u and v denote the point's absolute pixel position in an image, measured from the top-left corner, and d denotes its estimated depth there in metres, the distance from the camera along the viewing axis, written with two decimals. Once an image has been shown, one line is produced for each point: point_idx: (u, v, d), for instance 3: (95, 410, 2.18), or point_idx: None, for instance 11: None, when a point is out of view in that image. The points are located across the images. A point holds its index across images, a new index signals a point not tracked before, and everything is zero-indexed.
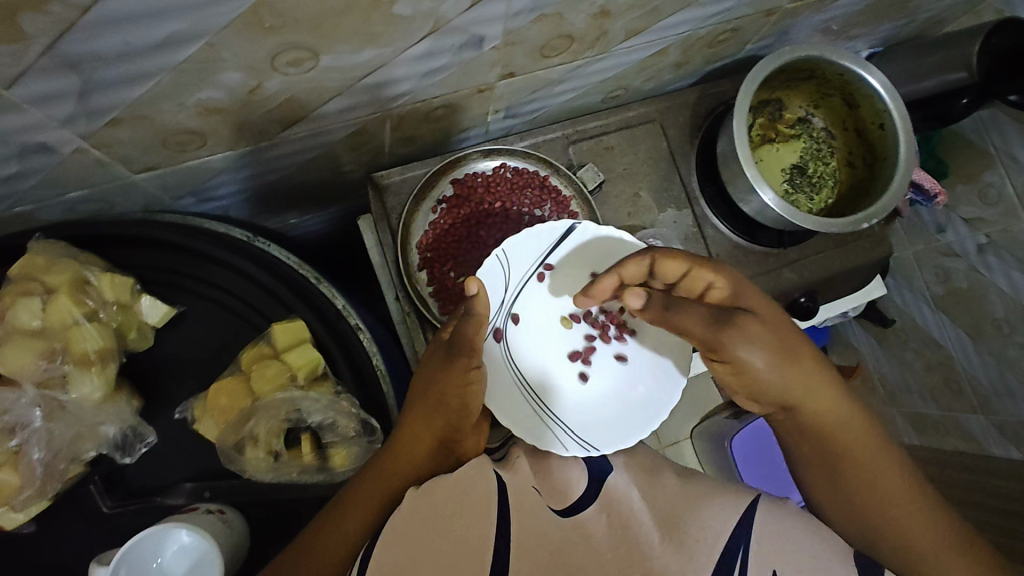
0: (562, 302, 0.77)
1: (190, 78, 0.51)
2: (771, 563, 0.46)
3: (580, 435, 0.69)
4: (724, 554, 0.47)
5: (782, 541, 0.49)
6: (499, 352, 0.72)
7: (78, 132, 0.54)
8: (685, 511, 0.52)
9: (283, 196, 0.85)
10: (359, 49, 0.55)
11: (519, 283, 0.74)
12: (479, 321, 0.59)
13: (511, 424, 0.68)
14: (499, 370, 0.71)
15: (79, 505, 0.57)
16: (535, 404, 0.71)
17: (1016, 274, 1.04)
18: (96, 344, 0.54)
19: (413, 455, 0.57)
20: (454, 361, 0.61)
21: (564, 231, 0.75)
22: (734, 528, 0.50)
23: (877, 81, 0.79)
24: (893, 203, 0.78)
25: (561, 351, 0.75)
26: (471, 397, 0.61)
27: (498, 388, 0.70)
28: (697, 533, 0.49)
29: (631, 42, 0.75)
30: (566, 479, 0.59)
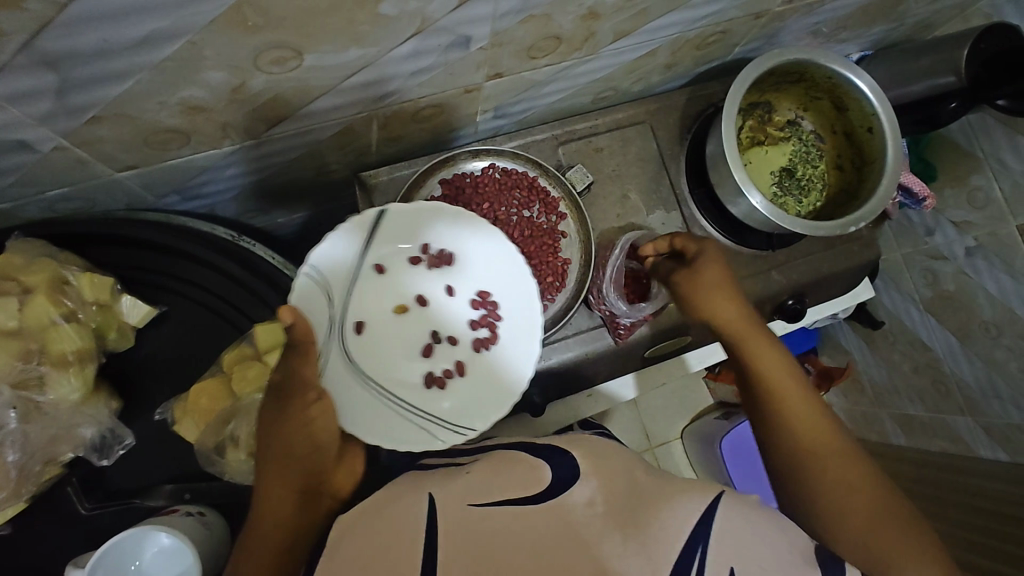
0: (385, 292, 0.69)
1: (171, 76, 0.51)
2: (729, 561, 0.41)
3: (456, 423, 0.65)
4: (681, 556, 0.40)
5: (746, 544, 0.43)
6: (344, 365, 0.66)
7: (58, 130, 0.53)
8: (643, 505, 0.44)
9: (270, 195, 0.84)
10: (345, 49, 0.55)
11: (344, 288, 0.66)
12: (307, 350, 0.55)
13: (381, 440, 0.63)
14: (352, 389, 0.65)
15: (56, 507, 0.56)
16: (410, 410, 0.66)
17: (1002, 278, 1.04)
18: (73, 345, 0.54)
19: (278, 515, 0.53)
20: (288, 405, 0.55)
21: (371, 221, 0.66)
22: (693, 523, 0.43)
23: (865, 84, 0.80)
24: (880, 206, 0.78)
25: (386, 347, 0.68)
26: (316, 435, 0.57)
27: (362, 404, 0.65)
28: (657, 531, 0.41)
29: (620, 44, 0.74)
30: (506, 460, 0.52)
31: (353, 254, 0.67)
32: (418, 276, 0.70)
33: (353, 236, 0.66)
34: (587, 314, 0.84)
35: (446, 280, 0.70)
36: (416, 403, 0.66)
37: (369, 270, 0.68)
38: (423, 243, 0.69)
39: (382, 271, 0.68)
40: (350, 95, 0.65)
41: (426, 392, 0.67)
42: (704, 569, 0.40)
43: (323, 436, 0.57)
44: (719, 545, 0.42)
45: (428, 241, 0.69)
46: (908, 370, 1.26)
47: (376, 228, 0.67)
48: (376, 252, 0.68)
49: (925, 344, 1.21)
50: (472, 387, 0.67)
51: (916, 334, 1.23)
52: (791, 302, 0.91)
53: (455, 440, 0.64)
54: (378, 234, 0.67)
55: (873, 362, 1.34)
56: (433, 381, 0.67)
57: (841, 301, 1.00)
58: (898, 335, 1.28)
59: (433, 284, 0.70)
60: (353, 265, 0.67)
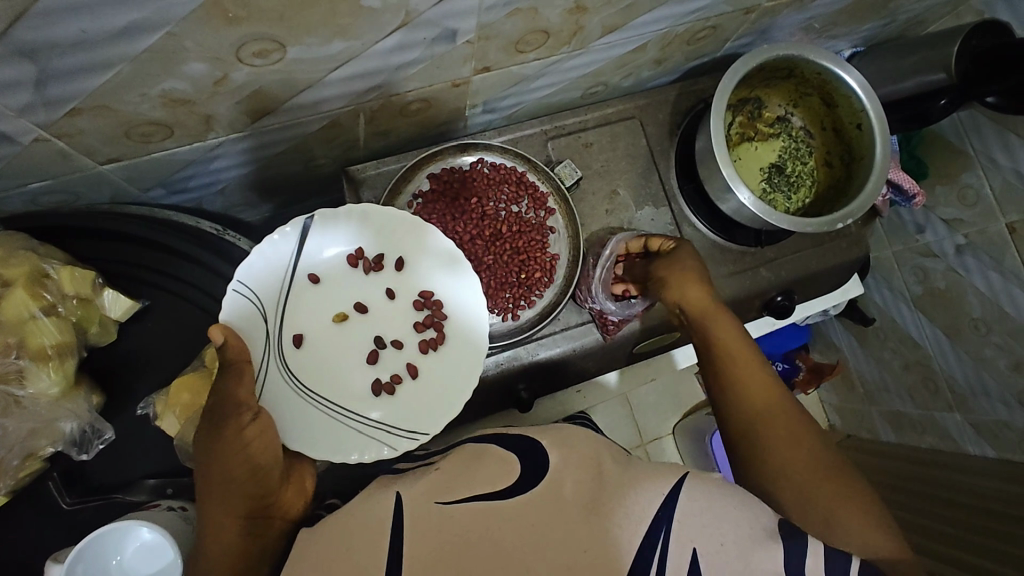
0: (328, 299, 0.67)
1: (151, 68, 0.50)
2: (692, 541, 0.42)
3: (405, 429, 0.64)
4: (646, 539, 0.42)
5: (712, 528, 0.43)
6: (283, 381, 0.63)
7: (37, 122, 0.53)
8: (614, 486, 0.45)
9: (257, 189, 0.84)
10: (328, 41, 0.54)
11: (280, 300, 0.64)
12: (240, 369, 0.55)
13: (330, 454, 0.62)
14: (295, 406, 0.63)
15: (37, 502, 0.56)
16: (355, 421, 0.64)
17: (993, 275, 1.04)
18: (53, 338, 0.53)
19: (223, 544, 0.50)
20: (223, 429, 0.53)
21: (302, 229, 0.64)
22: (660, 506, 0.43)
23: (854, 80, 0.79)
24: (868, 203, 0.78)
25: (329, 359, 0.66)
26: (259, 456, 0.54)
27: (303, 419, 0.63)
28: (625, 518, 0.42)
29: (608, 39, 0.74)
30: (475, 449, 0.51)
31: (286, 266, 0.64)
32: (355, 282, 0.68)
33: (286, 245, 0.64)
34: (576, 310, 0.84)
35: (385, 282, 0.68)
36: (361, 413, 0.65)
37: (302, 280, 0.66)
38: (358, 248, 0.68)
39: (317, 280, 0.66)
40: (371, 81, 0.65)
41: (370, 401, 0.65)
42: (667, 552, 0.41)
43: (262, 457, 0.55)
44: (683, 524, 0.43)
45: (363, 246, 0.68)
46: (898, 367, 1.27)
47: (311, 233, 0.65)
48: (306, 261, 0.65)
49: (915, 342, 1.22)
50: (417, 391, 0.66)
51: (906, 331, 1.24)
52: (779, 298, 0.91)
53: (407, 445, 0.63)
54: (314, 241, 0.66)
55: (864, 359, 1.35)
56: (380, 387, 0.66)
57: (829, 298, 1.01)
58: (888, 333, 1.29)
59: (374, 288, 0.68)
60: (287, 276, 0.64)
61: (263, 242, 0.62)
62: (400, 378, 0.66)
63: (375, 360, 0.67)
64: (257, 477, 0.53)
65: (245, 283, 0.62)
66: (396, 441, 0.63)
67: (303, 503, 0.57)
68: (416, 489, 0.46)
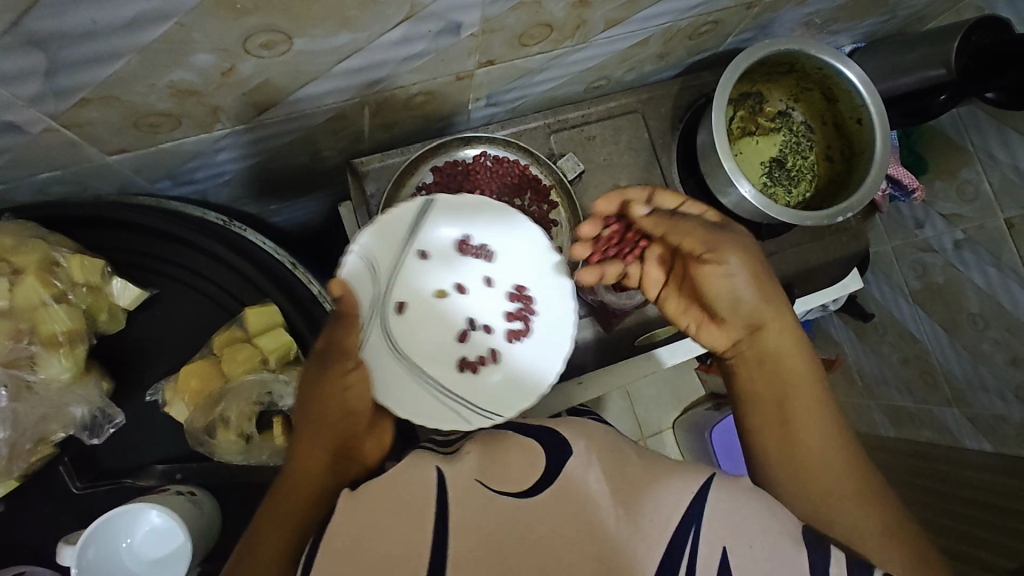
0: (436, 276, 0.70)
1: (160, 59, 0.51)
2: (722, 541, 0.44)
3: (489, 411, 0.65)
4: (676, 533, 0.44)
5: (740, 525, 0.45)
6: (387, 350, 0.67)
7: (47, 112, 0.53)
8: (643, 484, 0.47)
9: (261, 181, 0.84)
10: (334, 33, 0.55)
11: (391, 267, 0.68)
12: (352, 319, 0.58)
13: (418, 421, 0.64)
14: (396, 373, 0.66)
15: (48, 487, 0.57)
16: (443, 398, 0.66)
17: (991, 271, 1.06)
18: (63, 326, 0.54)
19: (310, 472, 0.52)
20: (329, 369, 0.57)
21: (421, 206, 0.68)
22: (689, 502, 0.46)
23: (855, 75, 0.80)
24: (867, 197, 0.79)
25: (421, 337, 0.69)
26: (353, 400, 0.59)
27: (398, 386, 0.65)
28: (653, 510, 0.45)
29: (611, 32, 0.75)
30: (502, 441, 0.54)
31: (403, 239, 0.68)
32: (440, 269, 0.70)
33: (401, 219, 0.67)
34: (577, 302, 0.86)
35: (483, 271, 0.71)
36: (447, 389, 0.67)
37: (414, 255, 0.69)
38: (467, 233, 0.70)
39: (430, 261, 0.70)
40: (353, 79, 0.65)
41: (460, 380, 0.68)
42: (696, 547, 0.44)
43: (357, 405, 0.59)
44: (714, 522, 0.45)
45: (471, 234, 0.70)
46: (896, 361, 1.28)
47: (433, 216, 0.69)
48: (423, 236, 0.69)
49: (914, 336, 1.23)
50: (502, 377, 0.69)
51: (905, 326, 1.25)
52: None
53: (483, 423, 0.64)
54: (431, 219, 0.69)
55: (863, 353, 1.36)
56: (468, 367, 0.69)
57: (828, 293, 1.01)
58: (887, 328, 1.29)
59: (473, 274, 0.71)
60: (395, 250, 0.68)
61: (390, 209, 0.66)
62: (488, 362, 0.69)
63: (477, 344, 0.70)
64: (348, 421, 0.57)
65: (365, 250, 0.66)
66: (479, 419, 0.64)
67: (384, 454, 0.59)
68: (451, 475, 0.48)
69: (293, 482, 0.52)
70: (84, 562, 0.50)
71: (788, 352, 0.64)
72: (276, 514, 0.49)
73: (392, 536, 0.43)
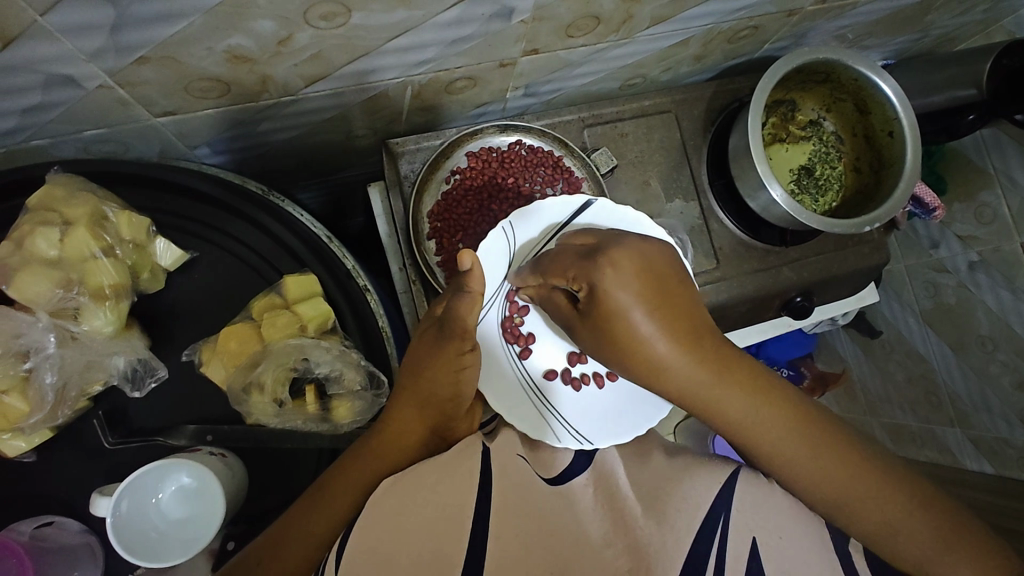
0: None
1: (222, 22, 0.52)
2: (751, 530, 0.48)
3: (578, 431, 0.67)
4: (705, 525, 0.49)
5: (764, 521, 0.50)
6: (500, 345, 0.73)
7: (105, 68, 0.54)
8: (672, 485, 0.53)
9: (295, 156, 0.85)
10: (391, 10, 0.56)
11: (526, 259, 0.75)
12: (473, 300, 0.55)
13: (510, 419, 0.68)
14: (500, 366, 0.72)
15: (81, 439, 0.57)
16: (537, 404, 0.70)
17: (1002, 293, 1.08)
18: (111, 279, 0.55)
19: (402, 442, 0.56)
20: (444, 345, 0.58)
21: (580, 206, 0.76)
22: (714, 499, 0.51)
23: (890, 89, 0.81)
24: (896, 209, 0.80)
25: (543, 338, 0.75)
26: (463, 383, 0.60)
27: (498, 384, 0.71)
28: (681, 503, 0.50)
29: (655, 30, 0.75)
30: (556, 458, 0.62)
31: (545, 234, 0.75)
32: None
33: (552, 216, 0.76)
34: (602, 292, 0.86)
35: None
36: (542, 398, 0.71)
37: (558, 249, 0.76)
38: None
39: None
40: (375, 61, 0.65)
41: (559, 392, 0.73)
42: (727, 534, 0.48)
43: (466, 388, 0.60)
44: (740, 514, 0.50)
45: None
46: (901, 380, 1.28)
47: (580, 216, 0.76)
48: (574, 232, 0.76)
49: (920, 355, 1.24)
50: (595, 399, 0.73)
51: (913, 344, 1.26)
52: (798, 298, 0.93)
53: (569, 442, 0.66)
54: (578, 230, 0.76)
55: (867, 369, 1.36)
56: (570, 382, 0.73)
57: (845, 303, 1.02)
58: (894, 345, 1.30)
59: None
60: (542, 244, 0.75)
61: (538, 204, 0.75)
62: (589, 381, 0.74)
63: (578, 360, 0.75)
64: (452, 402, 0.59)
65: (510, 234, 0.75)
66: (565, 435, 0.67)
67: (472, 435, 0.62)
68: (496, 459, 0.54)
69: (378, 443, 0.56)
70: (119, 513, 0.50)
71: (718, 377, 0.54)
72: (354, 471, 0.54)
73: (441, 499, 0.48)
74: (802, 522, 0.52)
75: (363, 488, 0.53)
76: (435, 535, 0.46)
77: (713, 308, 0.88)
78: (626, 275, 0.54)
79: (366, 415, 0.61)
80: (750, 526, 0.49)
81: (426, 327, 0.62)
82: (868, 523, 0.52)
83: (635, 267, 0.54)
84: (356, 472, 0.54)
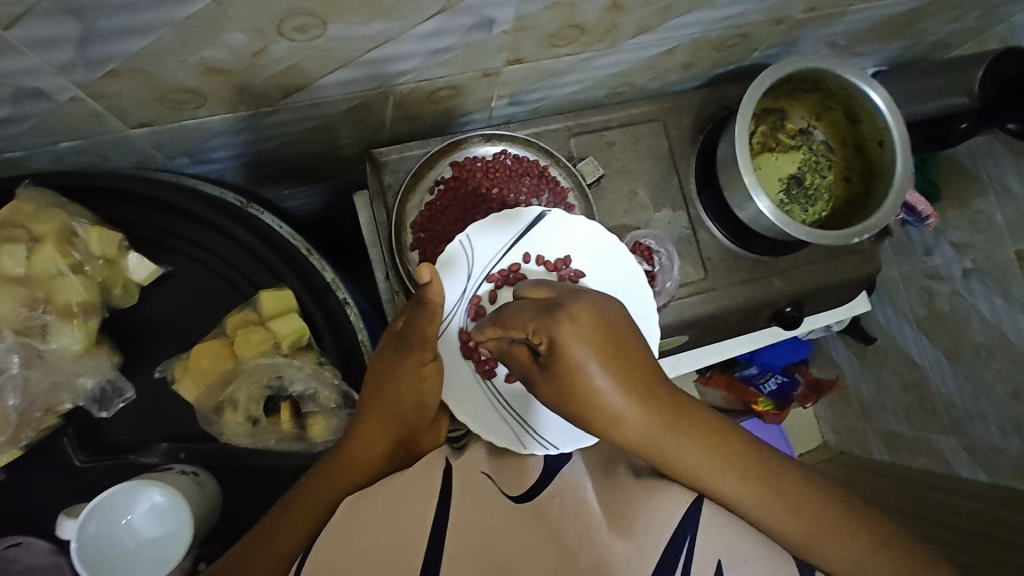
0: None
1: (193, 35, 0.51)
2: (716, 552, 0.47)
3: (546, 436, 0.67)
4: (671, 545, 0.48)
5: (730, 542, 0.49)
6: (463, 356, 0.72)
7: (75, 81, 0.53)
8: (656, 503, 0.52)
9: (277, 165, 0.84)
10: (368, 21, 0.55)
11: (484, 271, 0.75)
12: (433, 309, 0.58)
13: (477, 429, 0.68)
14: (466, 379, 0.72)
15: (51, 458, 0.56)
16: (505, 411, 0.71)
17: (997, 302, 1.06)
18: (79, 297, 0.54)
19: (366, 456, 0.55)
20: (407, 355, 0.57)
21: (535, 217, 0.77)
22: (682, 517, 0.50)
23: (879, 98, 0.80)
24: (886, 219, 0.79)
25: None
26: (426, 393, 0.59)
27: (462, 392, 0.71)
28: (650, 523, 0.49)
29: (641, 39, 0.75)
30: (526, 468, 0.60)
31: (505, 244, 0.76)
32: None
33: (511, 228, 0.77)
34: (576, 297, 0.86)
35: None
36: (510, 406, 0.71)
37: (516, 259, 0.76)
38: (567, 255, 0.77)
39: (500, 285, 0.75)
40: (356, 71, 0.64)
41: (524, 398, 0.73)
42: (692, 555, 0.47)
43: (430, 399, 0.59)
44: (706, 536, 0.49)
45: (571, 254, 0.77)
46: (895, 387, 1.27)
47: (536, 226, 0.77)
48: (531, 241, 0.77)
49: (915, 363, 1.23)
50: None
51: (907, 352, 1.25)
52: (789, 309, 0.92)
53: (536, 448, 0.66)
54: (536, 239, 0.77)
55: (862, 377, 1.36)
56: None
57: (837, 312, 1.01)
58: (889, 352, 1.29)
59: None
60: (500, 255, 0.76)
61: (493, 216, 0.76)
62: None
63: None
64: (417, 413, 0.58)
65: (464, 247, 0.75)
66: (531, 441, 0.67)
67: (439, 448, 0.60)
68: (461, 475, 0.53)
69: (344, 460, 0.55)
70: (84, 535, 0.49)
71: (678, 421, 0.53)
72: (319, 487, 0.54)
73: (403, 521, 0.47)
74: (761, 541, 0.51)
75: (329, 504, 0.53)
76: (393, 553, 0.45)
77: (700, 319, 0.87)
78: (584, 330, 0.50)
79: (341, 433, 0.61)
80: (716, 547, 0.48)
81: (388, 340, 0.60)
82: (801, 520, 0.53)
83: (591, 322, 0.51)
84: (320, 490, 0.53)
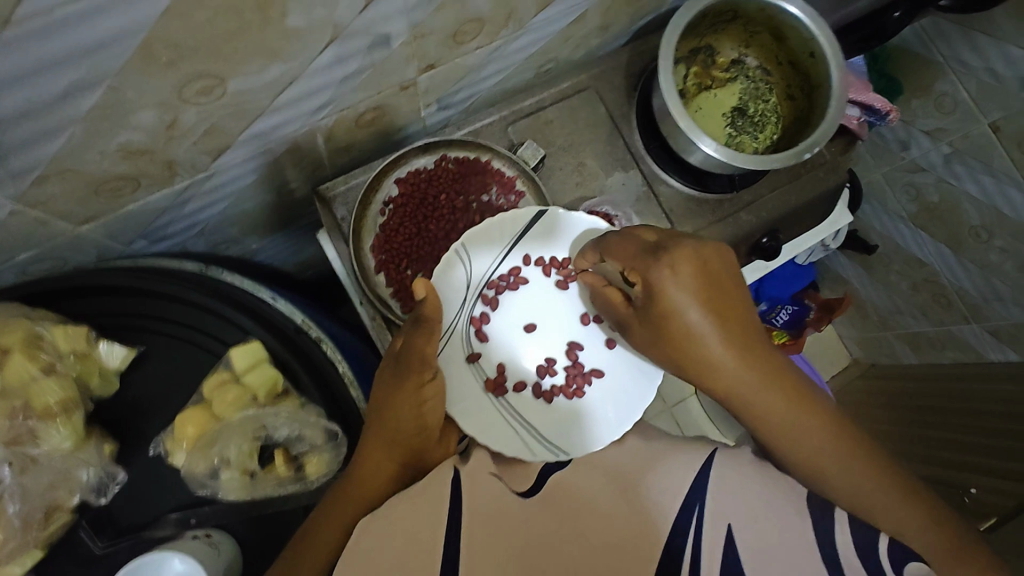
0: (523, 305, 0.79)
1: (103, 125, 0.52)
2: (725, 516, 0.50)
3: (553, 444, 0.71)
4: (681, 514, 0.51)
5: (743, 503, 0.51)
6: (465, 365, 0.75)
7: (8, 195, 0.55)
8: (647, 479, 0.54)
9: (234, 225, 0.86)
10: (264, 68, 0.55)
11: (481, 277, 0.78)
12: (433, 325, 0.62)
13: (487, 441, 0.68)
14: (477, 394, 0.73)
15: (71, 552, 0.59)
16: (513, 421, 0.72)
17: (984, 179, 1.00)
18: (56, 396, 0.56)
19: (376, 480, 0.57)
20: (403, 380, 0.60)
21: (533, 215, 0.77)
22: (690, 488, 0.52)
23: (797, 10, 0.79)
24: (832, 128, 0.77)
25: (512, 353, 0.78)
26: (426, 414, 0.61)
27: (473, 408, 0.72)
28: (658, 499, 0.52)
29: (545, 14, 0.74)
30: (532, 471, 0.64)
31: (502, 251, 0.78)
32: (569, 298, 0.80)
33: (505, 235, 0.78)
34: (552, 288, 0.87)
35: (557, 298, 0.80)
36: (519, 415, 0.74)
37: (515, 261, 0.79)
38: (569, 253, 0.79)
39: (500, 291, 0.78)
40: (276, 116, 0.65)
41: (530, 405, 0.75)
42: (702, 523, 0.51)
43: (431, 420, 0.61)
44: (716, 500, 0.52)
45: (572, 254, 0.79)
46: (907, 289, 1.26)
47: (533, 225, 0.78)
48: (525, 244, 0.79)
49: (920, 260, 1.20)
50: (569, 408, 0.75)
51: (910, 252, 1.22)
52: (764, 239, 0.90)
53: (545, 455, 0.69)
54: (534, 242, 0.79)
55: (873, 288, 1.35)
56: (544, 396, 0.75)
57: (820, 230, 0.99)
58: (892, 257, 1.27)
59: (572, 300, 0.80)
60: (500, 260, 0.78)
61: (487, 220, 0.77)
62: (559, 393, 0.76)
63: (547, 372, 0.77)
64: (421, 434, 0.60)
65: (460, 254, 0.76)
66: (541, 450, 0.70)
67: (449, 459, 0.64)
68: (469, 482, 0.54)
69: (355, 486, 0.57)
70: None
71: (753, 374, 0.59)
72: (336, 515, 0.56)
73: (414, 532, 0.49)
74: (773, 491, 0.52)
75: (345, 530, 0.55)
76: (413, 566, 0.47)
77: None
78: (686, 279, 0.59)
79: (337, 467, 0.63)
80: (723, 513, 0.51)
81: (385, 362, 0.63)
82: (830, 475, 0.57)
83: (692, 267, 0.59)
84: (337, 517, 0.56)
